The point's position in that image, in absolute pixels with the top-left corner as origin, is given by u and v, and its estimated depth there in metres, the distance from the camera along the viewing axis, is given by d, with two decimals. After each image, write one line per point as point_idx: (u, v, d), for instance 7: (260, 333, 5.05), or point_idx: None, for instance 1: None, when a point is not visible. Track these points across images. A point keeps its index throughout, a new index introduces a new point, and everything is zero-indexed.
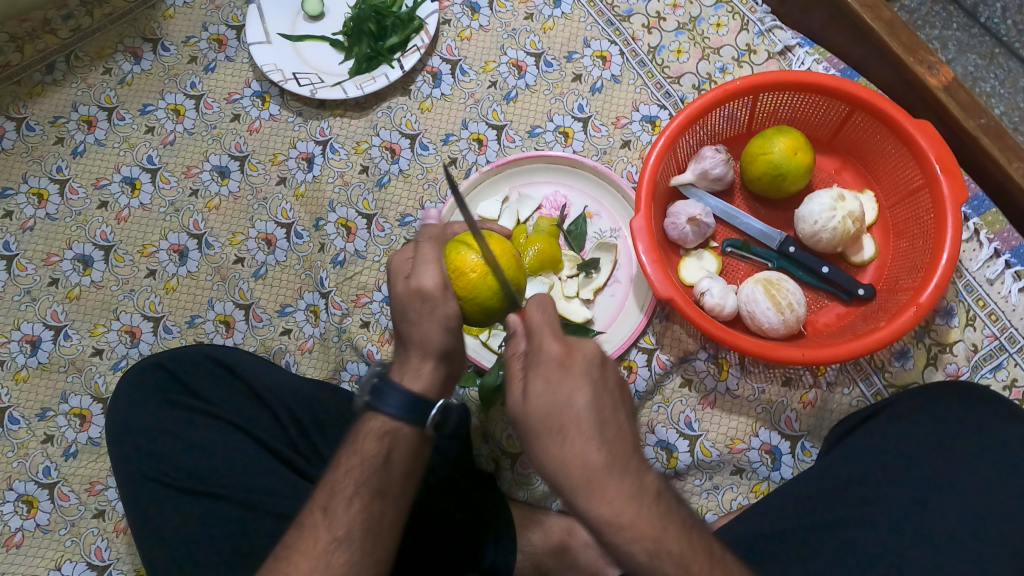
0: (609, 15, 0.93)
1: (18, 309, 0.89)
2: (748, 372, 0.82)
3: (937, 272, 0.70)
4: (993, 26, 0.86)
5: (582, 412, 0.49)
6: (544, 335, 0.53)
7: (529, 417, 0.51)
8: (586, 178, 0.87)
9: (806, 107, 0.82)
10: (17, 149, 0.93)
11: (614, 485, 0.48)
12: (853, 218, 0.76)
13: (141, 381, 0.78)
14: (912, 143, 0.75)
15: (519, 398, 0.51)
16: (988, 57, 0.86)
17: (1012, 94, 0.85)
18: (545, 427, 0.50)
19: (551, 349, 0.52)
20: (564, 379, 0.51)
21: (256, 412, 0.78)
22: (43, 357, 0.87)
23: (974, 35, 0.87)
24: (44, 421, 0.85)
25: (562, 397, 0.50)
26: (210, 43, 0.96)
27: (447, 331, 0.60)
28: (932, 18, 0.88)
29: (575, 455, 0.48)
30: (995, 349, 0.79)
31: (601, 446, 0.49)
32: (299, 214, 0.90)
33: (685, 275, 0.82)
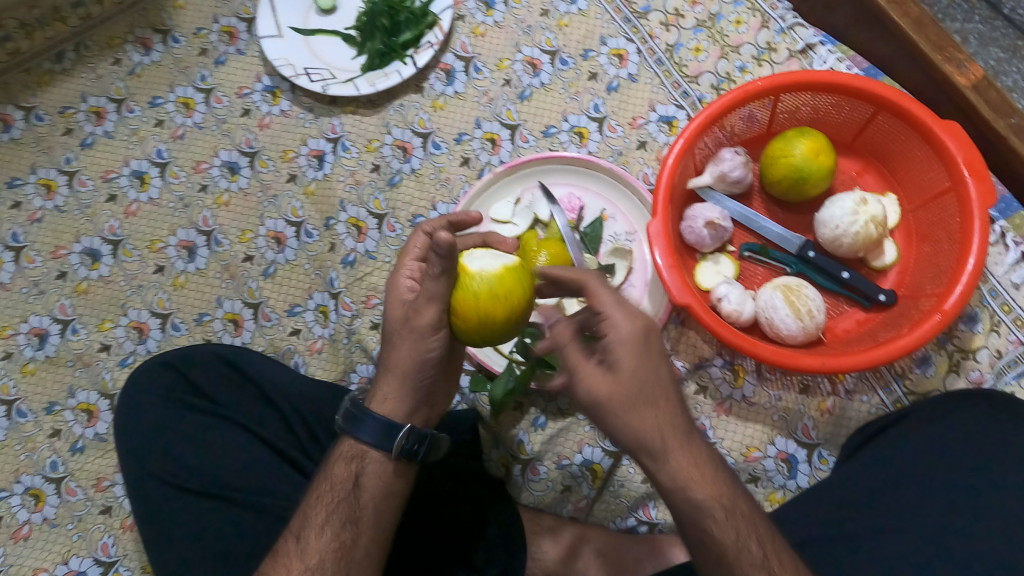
0: (626, 12, 0.91)
1: (26, 302, 0.88)
2: (765, 379, 0.80)
3: (963, 279, 0.68)
4: (1017, 17, 0.82)
5: (667, 415, 0.50)
6: (628, 344, 0.49)
7: (616, 420, 0.50)
8: (602, 180, 0.86)
9: (829, 108, 0.80)
10: (27, 139, 0.92)
11: (702, 474, 0.51)
12: (876, 223, 0.74)
13: (147, 380, 0.77)
14: (939, 146, 0.72)
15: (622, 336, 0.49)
16: (1011, 50, 0.82)
17: None
18: (638, 432, 0.50)
19: (633, 327, 0.50)
20: (653, 382, 0.49)
21: (266, 413, 0.77)
22: (51, 351, 0.87)
23: (998, 28, 0.83)
24: (51, 416, 0.85)
25: (652, 393, 0.50)
26: (220, 35, 0.94)
27: (409, 362, 0.61)
28: (953, 10, 0.84)
29: (654, 414, 0.50)
30: (1021, 356, 0.77)
31: (672, 420, 0.50)
32: (309, 212, 0.89)
33: (701, 280, 0.81)
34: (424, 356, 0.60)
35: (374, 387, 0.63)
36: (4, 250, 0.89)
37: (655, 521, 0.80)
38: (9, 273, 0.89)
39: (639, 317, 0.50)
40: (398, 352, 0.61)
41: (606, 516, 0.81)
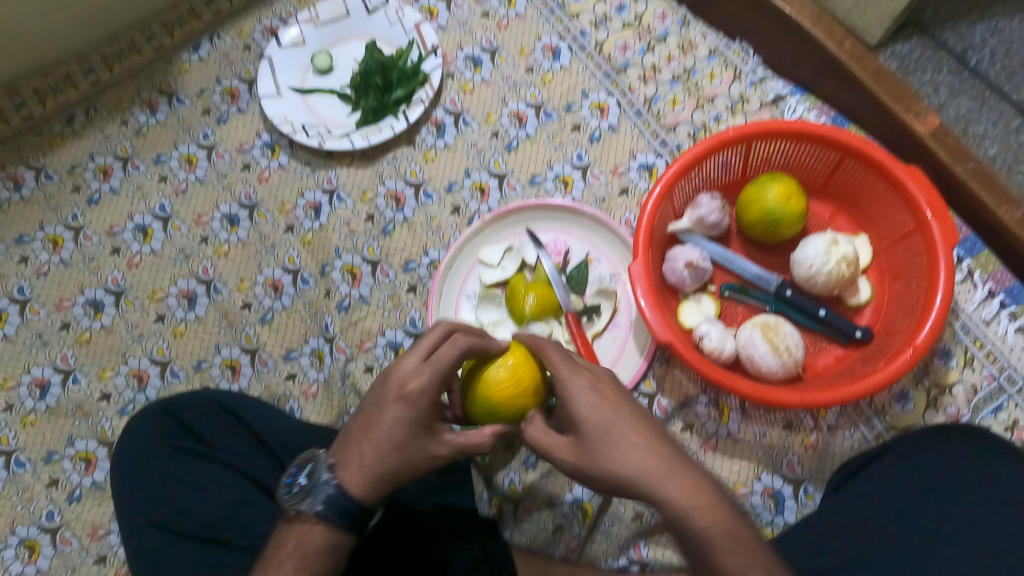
0: (606, 68, 0.97)
1: (29, 354, 0.90)
2: (749, 416, 0.82)
3: (932, 314, 0.71)
4: (983, 69, 0.88)
5: (651, 452, 0.54)
6: (581, 402, 0.57)
7: (599, 470, 0.55)
8: (587, 226, 0.90)
9: (798, 156, 0.84)
10: (36, 198, 0.96)
11: (700, 499, 0.51)
12: (848, 262, 0.77)
13: (145, 427, 0.78)
14: (903, 189, 0.76)
15: (571, 395, 0.58)
16: (979, 100, 0.87)
17: (1006, 134, 0.86)
18: (620, 470, 0.54)
19: (583, 384, 0.58)
20: (612, 420, 0.56)
21: (259, 455, 0.79)
22: (52, 401, 0.88)
23: (965, 79, 0.88)
24: (50, 465, 0.86)
25: (617, 433, 0.55)
26: (223, 96, 1.00)
27: (403, 480, 0.62)
28: (925, 62, 0.89)
29: (631, 451, 0.54)
30: (995, 390, 0.78)
31: (660, 455, 0.54)
32: (305, 260, 0.92)
33: (684, 319, 0.84)
34: (418, 478, 0.63)
35: (364, 483, 0.61)
36: (10, 303, 0.92)
37: (647, 560, 0.80)
38: (14, 325, 0.91)
39: (585, 372, 0.59)
40: (417, 457, 0.61)
41: (598, 555, 0.81)
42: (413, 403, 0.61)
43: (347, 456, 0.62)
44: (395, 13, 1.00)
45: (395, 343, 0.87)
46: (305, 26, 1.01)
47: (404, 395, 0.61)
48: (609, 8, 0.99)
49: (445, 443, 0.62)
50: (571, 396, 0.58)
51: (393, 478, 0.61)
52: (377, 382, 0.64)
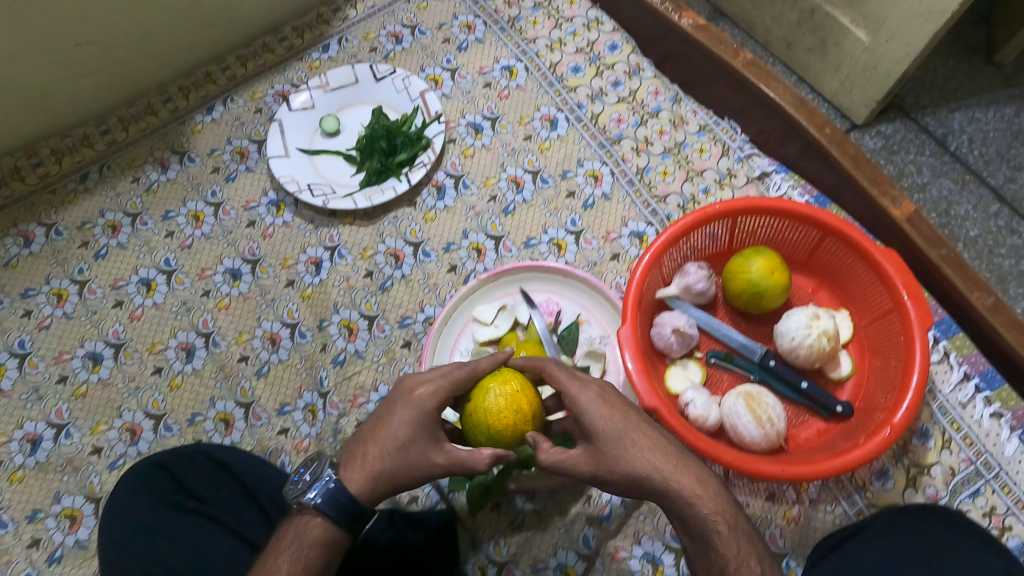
0: (601, 139, 1.01)
1: (23, 408, 0.91)
2: (733, 485, 0.83)
3: (909, 395, 0.73)
4: (962, 156, 1.24)
5: (659, 450, 0.59)
6: (595, 411, 0.61)
7: (617, 472, 0.58)
8: (577, 289, 0.92)
9: (782, 232, 0.88)
10: (45, 253, 0.99)
11: (705, 488, 0.57)
12: (829, 336, 0.80)
13: (136, 480, 0.78)
14: (880, 270, 0.79)
15: (581, 405, 0.62)
16: (959, 183, 1.22)
17: (985, 218, 1.19)
18: (635, 469, 0.58)
19: (592, 393, 0.62)
20: (623, 426, 0.60)
21: (248, 511, 0.79)
22: (41, 456, 0.88)
23: (948, 162, 1.24)
24: (33, 524, 0.84)
25: (628, 436, 0.59)
26: (233, 155, 1.05)
27: (399, 482, 0.65)
28: (908, 146, 1.26)
29: (641, 452, 0.58)
30: (972, 474, 0.79)
31: (667, 453, 0.59)
32: (304, 314, 0.94)
33: (670, 384, 0.86)
34: (412, 484, 0.66)
35: (365, 481, 0.65)
36: (9, 357, 0.93)
37: None
38: (11, 379, 0.92)
39: (592, 386, 0.63)
40: (415, 460, 0.64)
41: None
42: (417, 408, 0.66)
43: (355, 454, 0.67)
44: (401, 81, 1.06)
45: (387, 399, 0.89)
46: (315, 91, 1.06)
47: (412, 399, 0.66)
48: (605, 82, 1.05)
49: (439, 448, 0.65)
50: (581, 407, 0.62)
51: (391, 476, 0.65)
52: (391, 391, 0.70)
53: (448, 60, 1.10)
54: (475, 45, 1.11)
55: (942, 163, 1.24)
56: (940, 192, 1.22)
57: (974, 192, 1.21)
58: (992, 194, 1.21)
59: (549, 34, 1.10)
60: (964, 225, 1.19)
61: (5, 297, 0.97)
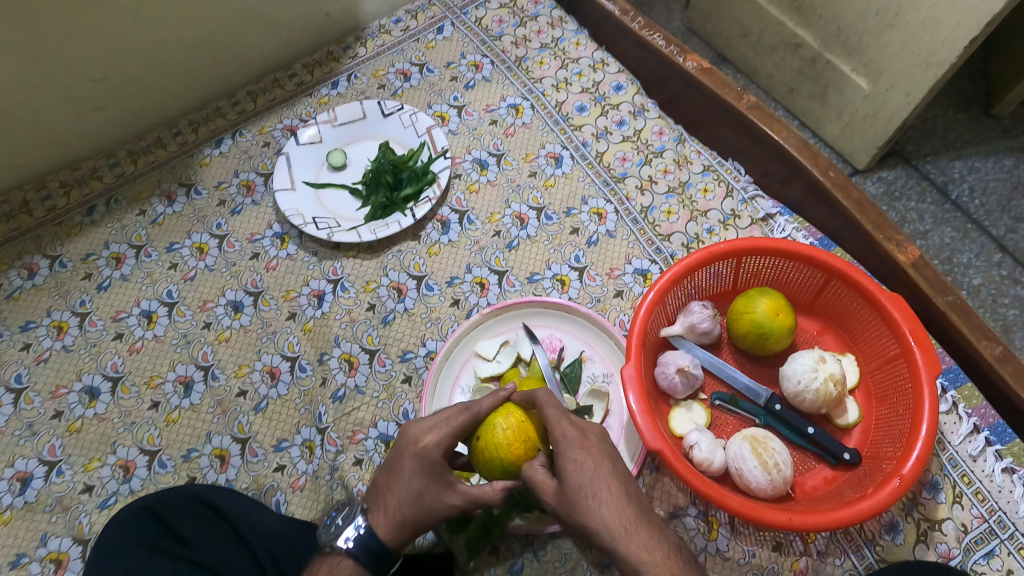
0: (606, 176, 1.02)
1: (16, 445, 0.89)
2: (738, 533, 0.81)
3: (918, 444, 0.71)
4: (962, 205, 1.24)
5: (622, 507, 0.57)
6: (569, 454, 0.60)
7: (573, 518, 0.58)
8: (581, 326, 0.91)
9: (786, 274, 0.87)
10: (48, 285, 0.99)
11: (653, 555, 0.54)
12: (835, 380, 0.78)
13: (126, 525, 0.77)
14: (887, 315, 0.78)
15: (559, 445, 0.61)
16: (960, 232, 1.22)
17: (987, 267, 1.19)
18: (591, 522, 0.57)
19: (572, 435, 0.62)
20: (592, 475, 0.59)
21: (235, 554, 0.76)
22: (31, 496, 0.86)
23: (948, 211, 1.24)
24: (16, 570, 0.82)
25: (593, 488, 0.58)
26: (239, 188, 1.06)
27: (422, 524, 0.70)
28: (910, 193, 1.26)
29: (604, 508, 0.57)
30: (986, 533, 0.77)
31: (628, 513, 0.57)
32: (305, 347, 0.94)
33: (674, 426, 0.84)
34: (436, 524, 0.71)
35: (390, 527, 0.71)
36: (5, 391, 0.93)
37: None
38: (6, 414, 0.91)
39: (574, 426, 0.63)
40: (431, 506, 0.69)
41: None
42: (425, 460, 0.69)
43: (378, 499, 0.73)
44: (409, 117, 1.07)
45: (386, 436, 0.87)
46: (323, 126, 1.07)
47: (419, 451, 0.70)
48: (610, 121, 1.06)
49: (453, 493, 0.69)
50: (559, 446, 0.61)
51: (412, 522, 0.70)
52: (400, 438, 0.73)
53: (456, 97, 1.12)
54: (482, 83, 1.13)
55: (943, 211, 1.24)
56: (941, 240, 1.22)
57: (975, 241, 1.21)
58: (991, 244, 1.20)
59: (554, 74, 1.12)
60: (966, 274, 1.19)
61: (4, 330, 0.96)
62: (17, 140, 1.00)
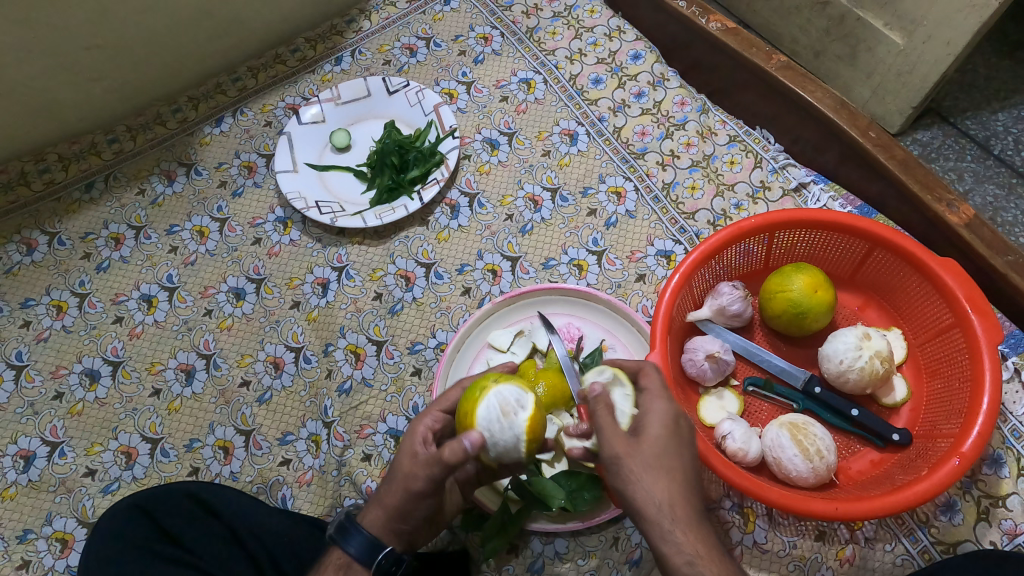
0: (624, 153, 0.97)
1: (18, 422, 0.86)
2: (777, 524, 0.75)
3: (979, 419, 0.65)
4: (1008, 158, 1.18)
5: (688, 492, 0.54)
6: (659, 421, 0.57)
7: (633, 477, 0.54)
8: (600, 313, 0.86)
9: (823, 246, 0.81)
10: (46, 262, 0.95)
11: (706, 551, 0.51)
12: (881, 358, 0.72)
13: (117, 527, 0.70)
14: (938, 282, 0.72)
15: (654, 412, 0.58)
16: (1005, 188, 1.16)
17: None
18: (655, 493, 0.53)
19: (672, 409, 0.58)
20: (673, 451, 0.55)
21: (230, 556, 0.70)
22: (35, 474, 0.82)
23: (991, 166, 1.18)
24: (23, 545, 0.78)
25: (672, 462, 0.55)
26: (240, 169, 1.02)
27: (413, 514, 0.64)
28: (947, 151, 1.20)
29: (672, 492, 0.53)
30: None
31: (696, 508, 0.54)
32: (309, 338, 0.89)
33: (705, 415, 0.78)
34: (404, 504, 0.63)
35: (373, 504, 0.66)
36: (5, 369, 0.89)
37: None
38: (7, 392, 0.87)
39: (674, 402, 0.59)
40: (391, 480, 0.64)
41: None
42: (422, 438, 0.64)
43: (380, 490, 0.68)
44: (415, 94, 1.02)
45: (396, 431, 0.82)
46: (326, 104, 1.03)
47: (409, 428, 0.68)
48: (628, 93, 1.01)
49: (419, 463, 0.62)
50: (655, 409, 0.58)
51: (401, 511, 0.64)
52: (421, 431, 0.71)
53: (464, 72, 1.07)
54: (492, 56, 1.07)
55: (985, 168, 1.18)
56: (984, 199, 1.15)
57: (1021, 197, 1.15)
58: None
59: (568, 45, 1.06)
60: (1013, 232, 1.12)
61: (4, 306, 0.92)
62: (10, 107, 0.95)
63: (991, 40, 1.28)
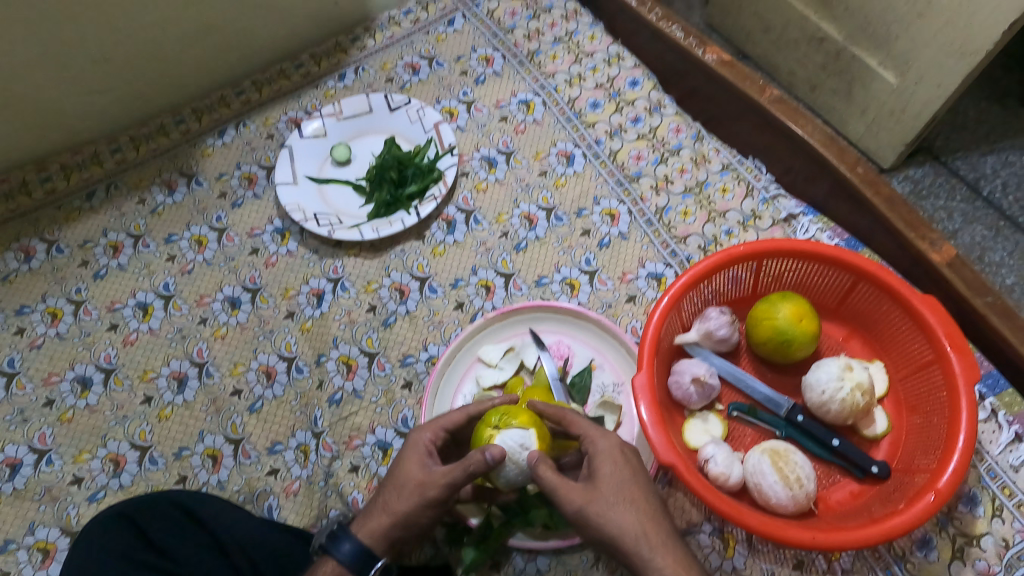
0: (619, 176, 0.99)
1: (7, 430, 0.86)
2: (756, 550, 0.76)
3: (955, 455, 0.66)
4: (996, 202, 1.21)
5: (650, 514, 0.60)
6: (610, 459, 0.62)
7: (602, 520, 0.59)
8: (591, 331, 0.87)
9: (811, 276, 0.83)
10: (43, 269, 0.96)
11: (683, 567, 0.57)
12: (862, 390, 0.74)
13: (100, 536, 0.71)
14: (919, 318, 0.74)
15: (597, 454, 0.63)
16: (993, 229, 1.18)
17: (1018, 264, 1.14)
18: (623, 528, 0.59)
19: (612, 444, 0.63)
20: (629, 482, 0.61)
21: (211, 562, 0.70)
22: (20, 483, 0.83)
23: (981, 207, 1.21)
24: (4, 555, 0.79)
25: (631, 493, 0.61)
26: (241, 180, 1.03)
27: (416, 524, 0.66)
28: (937, 190, 1.23)
29: (636, 522, 0.59)
30: None
31: (662, 527, 0.60)
32: (302, 348, 0.90)
33: (688, 438, 0.79)
34: (415, 515, 0.65)
35: (371, 516, 0.67)
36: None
37: None
38: None
39: (613, 436, 0.64)
40: (400, 491, 0.66)
41: None
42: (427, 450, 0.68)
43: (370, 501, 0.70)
44: (416, 111, 1.04)
45: (384, 443, 0.83)
46: (328, 119, 1.04)
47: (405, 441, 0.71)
48: (625, 118, 1.03)
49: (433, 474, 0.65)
50: (596, 451, 0.63)
51: (408, 519, 0.65)
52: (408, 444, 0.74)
53: (465, 92, 1.09)
54: (493, 77, 1.09)
55: (974, 209, 1.20)
56: (972, 239, 1.18)
57: (1009, 239, 1.17)
58: None
59: (568, 69, 1.08)
60: (1000, 273, 1.14)
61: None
62: (14, 116, 0.96)
63: (982, 85, 1.31)
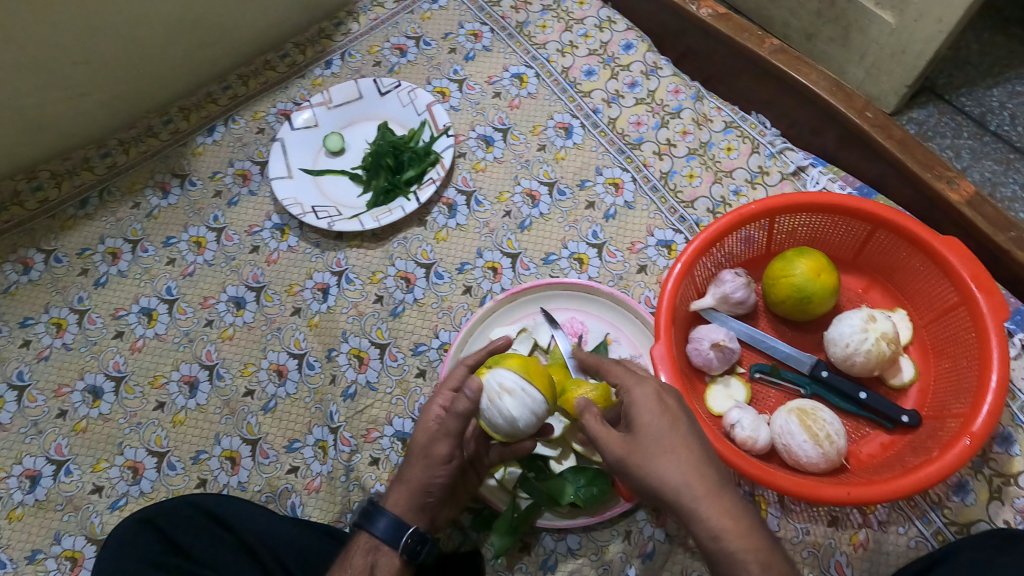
0: (620, 144, 0.96)
1: (22, 442, 0.85)
2: (789, 511, 0.75)
3: (988, 397, 0.64)
4: (1004, 134, 1.17)
5: (696, 463, 0.53)
6: (643, 409, 0.56)
7: (642, 472, 0.53)
8: (603, 306, 0.85)
9: (825, 229, 0.80)
10: (44, 280, 0.95)
11: (735, 522, 0.51)
12: (888, 339, 0.72)
13: (126, 541, 0.70)
14: (942, 261, 0.72)
15: (633, 404, 0.57)
16: (1003, 163, 1.15)
17: None
18: (666, 480, 0.52)
19: (649, 390, 0.57)
20: (669, 430, 0.54)
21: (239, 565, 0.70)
22: (41, 494, 0.82)
23: (988, 141, 1.17)
24: (32, 565, 0.78)
25: (671, 443, 0.54)
26: (235, 178, 1.01)
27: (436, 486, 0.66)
28: (943, 129, 1.19)
29: (680, 472, 0.52)
30: None
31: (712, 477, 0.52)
32: (312, 344, 0.89)
33: (711, 405, 0.77)
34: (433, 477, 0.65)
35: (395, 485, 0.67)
36: (7, 390, 0.88)
37: None
38: (9, 412, 0.87)
39: (650, 383, 0.58)
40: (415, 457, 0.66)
41: None
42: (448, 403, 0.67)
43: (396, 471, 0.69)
44: (407, 94, 1.02)
45: (403, 433, 0.82)
46: (318, 109, 1.02)
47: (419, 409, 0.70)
48: (621, 84, 1.00)
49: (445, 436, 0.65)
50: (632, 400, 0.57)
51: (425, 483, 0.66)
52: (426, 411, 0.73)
53: (455, 70, 1.06)
54: (482, 53, 1.07)
55: (982, 145, 1.17)
56: (982, 175, 1.15)
57: (1020, 171, 1.14)
58: None
59: (559, 37, 1.06)
60: (1014, 207, 1.11)
61: (4, 326, 0.92)
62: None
63: (983, 15, 1.27)
